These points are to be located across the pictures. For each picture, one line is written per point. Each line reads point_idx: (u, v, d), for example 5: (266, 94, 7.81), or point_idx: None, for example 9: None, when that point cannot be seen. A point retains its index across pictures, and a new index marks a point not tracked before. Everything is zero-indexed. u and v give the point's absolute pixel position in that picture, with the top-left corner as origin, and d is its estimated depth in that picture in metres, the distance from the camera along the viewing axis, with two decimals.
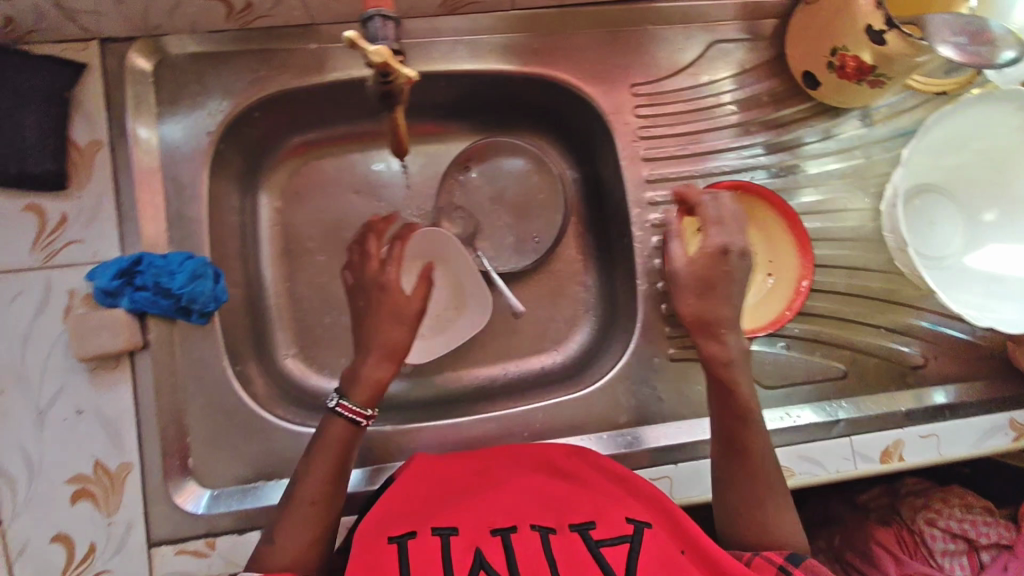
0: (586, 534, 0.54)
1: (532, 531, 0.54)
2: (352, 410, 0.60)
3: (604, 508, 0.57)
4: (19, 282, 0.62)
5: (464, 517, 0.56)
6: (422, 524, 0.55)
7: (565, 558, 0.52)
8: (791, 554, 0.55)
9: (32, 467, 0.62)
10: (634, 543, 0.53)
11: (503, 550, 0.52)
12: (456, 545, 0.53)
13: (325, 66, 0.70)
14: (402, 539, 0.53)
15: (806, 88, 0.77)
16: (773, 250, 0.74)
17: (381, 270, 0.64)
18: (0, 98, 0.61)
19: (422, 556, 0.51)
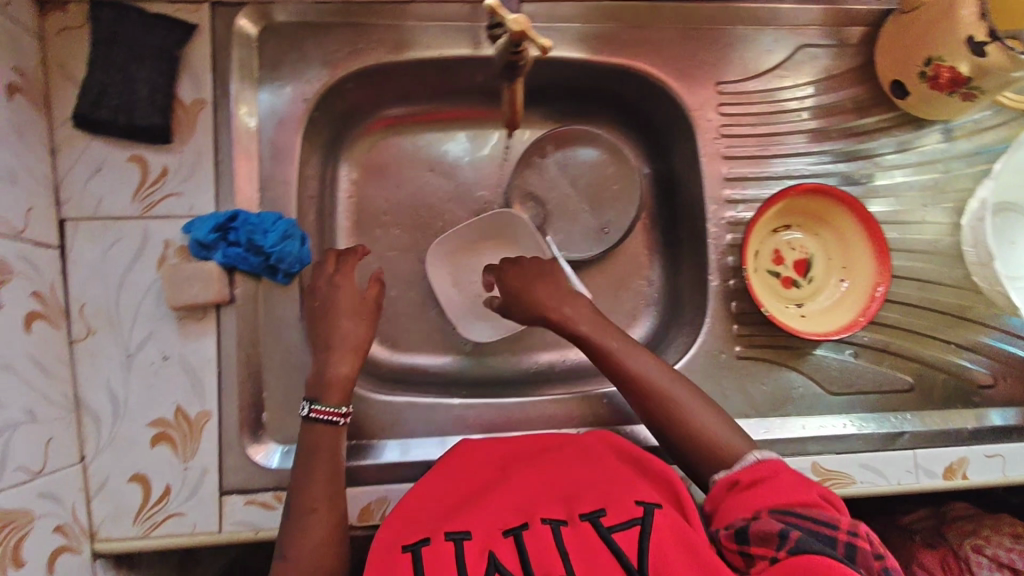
0: (598, 521, 0.51)
1: (544, 525, 0.52)
2: (327, 412, 0.60)
3: (616, 492, 0.55)
4: (118, 230, 0.64)
5: (476, 520, 0.53)
6: (434, 531, 0.53)
7: (580, 553, 0.49)
8: (742, 533, 0.50)
9: (117, 407, 0.64)
10: (646, 522, 0.51)
11: (518, 550, 0.50)
12: (469, 550, 0.50)
13: (420, 43, 0.72)
14: (414, 547, 0.51)
15: (894, 97, 0.77)
16: (849, 255, 0.75)
17: (333, 275, 0.68)
18: (117, 52, 0.63)
19: (434, 563, 0.49)
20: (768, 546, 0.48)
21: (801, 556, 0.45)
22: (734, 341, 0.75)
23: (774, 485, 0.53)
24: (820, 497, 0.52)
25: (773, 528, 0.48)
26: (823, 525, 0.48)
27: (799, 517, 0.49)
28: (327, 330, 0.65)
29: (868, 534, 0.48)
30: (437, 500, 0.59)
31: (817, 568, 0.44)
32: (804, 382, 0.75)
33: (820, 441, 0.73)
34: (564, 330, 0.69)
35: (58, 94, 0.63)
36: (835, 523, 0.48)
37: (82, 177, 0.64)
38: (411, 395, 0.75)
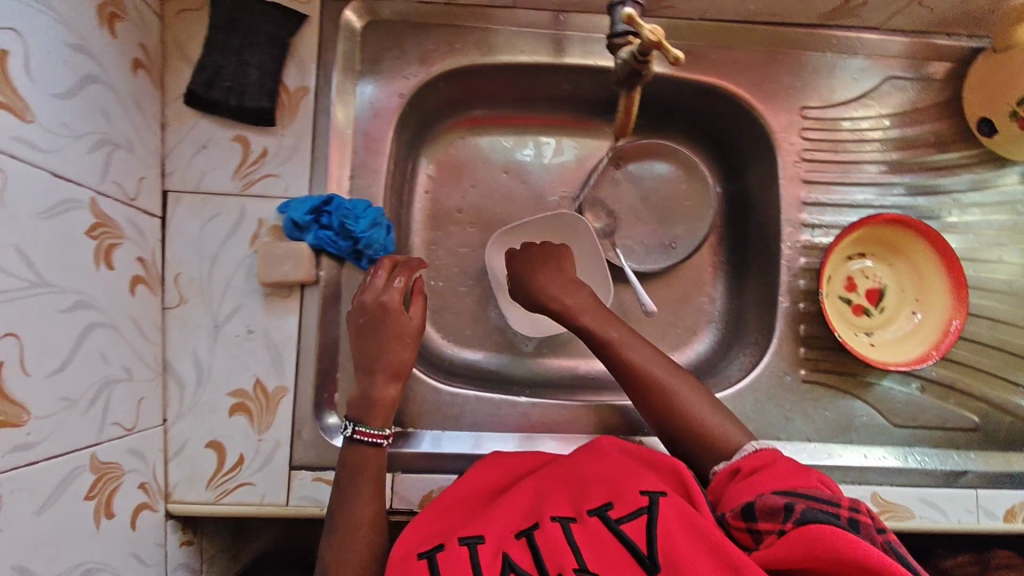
0: (607, 516, 0.50)
1: (554, 523, 0.50)
2: (371, 434, 0.59)
3: (620, 484, 0.53)
4: (217, 205, 0.66)
5: (490, 525, 0.52)
6: (448, 537, 0.52)
7: (592, 550, 0.48)
8: (746, 507, 0.49)
9: (200, 374, 0.65)
10: (652, 511, 0.49)
11: (531, 551, 0.48)
12: (484, 552, 0.49)
13: (514, 47, 0.74)
14: (430, 554, 0.50)
15: (981, 135, 0.76)
16: (922, 288, 0.75)
17: (381, 292, 0.64)
18: (234, 36, 0.66)
19: (449, 566, 0.48)
20: (774, 521, 0.47)
21: (806, 526, 0.45)
22: (800, 365, 0.75)
23: (771, 472, 0.52)
24: (819, 481, 0.51)
25: (778, 502, 0.48)
26: (825, 502, 0.48)
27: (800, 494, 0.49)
28: (371, 353, 0.62)
29: (868, 510, 0.48)
30: (457, 509, 0.58)
31: (821, 533, 0.44)
32: (868, 411, 0.75)
33: (883, 472, 0.72)
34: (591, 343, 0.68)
35: (174, 72, 0.66)
36: (836, 500, 0.48)
37: (187, 152, 0.66)
38: (476, 389, 0.76)
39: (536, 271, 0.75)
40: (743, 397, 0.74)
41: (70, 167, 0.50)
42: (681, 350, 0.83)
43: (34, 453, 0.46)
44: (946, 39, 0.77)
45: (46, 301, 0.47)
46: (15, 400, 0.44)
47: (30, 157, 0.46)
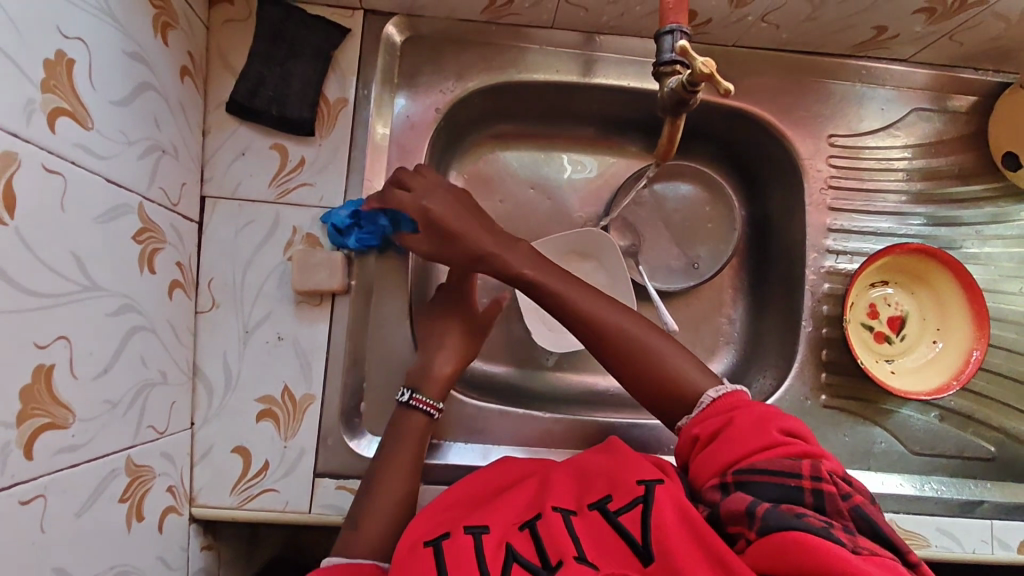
0: (605, 507, 0.50)
1: (555, 513, 0.50)
2: (427, 402, 0.64)
3: (620, 474, 0.53)
4: (253, 212, 0.67)
5: (497, 516, 0.52)
6: (456, 526, 0.52)
7: (591, 541, 0.48)
8: (715, 511, 0.49)
9: (229, 378, 0.66)
10: (648, 501, 0.49)
11: (533, 541, 0.49)
12: (488, 542, 0.49)
13: (550, 66, 0.75)
14: (436, 542, 0.51)
15: (1004, 168, 0.77)
16: (944, 318, 0.76)
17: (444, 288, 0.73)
18: (278, 48, 0.68)
19: (452, 559, 0.48)
20: (739, 526, 0.46)
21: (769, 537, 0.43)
22: (820, 390, 0.75)
23: (728, 441, 0.52)
24: (777, 436, 0.50)
25: (740, 506, 0.46)
26: (786, 482, 0.47)
27: (760, 474, 0.48)
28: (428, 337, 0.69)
29: (833, 474, 0.47)
30: (466, 500, 0.58)
31: (779, 543, 0.42)
32: (887, 438, 0.75)
33: (899, 499, 0.72)
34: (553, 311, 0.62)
35: (218, 81, 0.67)
36: (798, 471, 0.47)
37: (226, 159, 0.67)
38: (498, 403, 0.76)
39: (460, 217, 0.62)
40: None
41: (122, 173, 0.51)
42: None
43: (78, 455, 0.46)
44: (974, 73, 0.79)
45: (96, 305, 0.48)
46: (63, 402, 0.44)
47: (87, 163, 0.47)
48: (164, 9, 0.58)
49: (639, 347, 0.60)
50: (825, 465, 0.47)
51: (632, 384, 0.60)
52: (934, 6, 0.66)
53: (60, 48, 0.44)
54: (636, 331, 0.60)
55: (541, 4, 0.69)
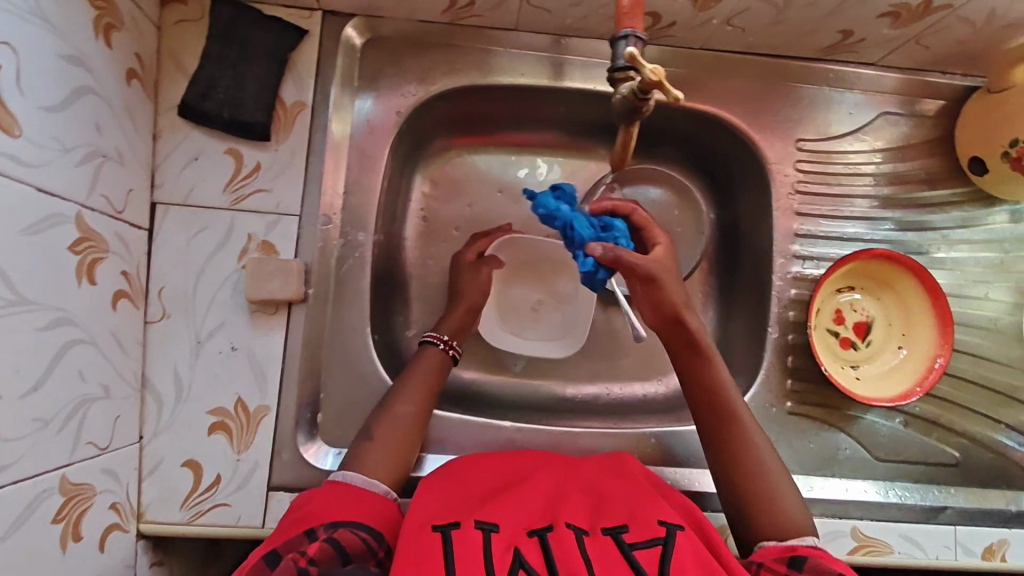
0: (620, 537, 0.50)
1: (568, 529, 0.50)
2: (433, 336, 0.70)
3: (639, 510, 0.54)
4: (205, 218, 0.65)
5: (505, 515, 0.52)
6: (465, 517, 0.51)
7: (602, 565, 0.47)
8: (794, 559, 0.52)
9: (180, 391, 0.64)
10: (668, 545, 0.50)
11: (542, 549, 0.48)
12: (496, 543, 0.48)
13: (515, 69, 0.73)
14: (445, 529, 0.49)
15: (971, 174, 0.77)
16: (909, 324, 0.76)
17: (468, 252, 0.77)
18: (230, 49, 0.66)
19: (461, 548, 0.47)
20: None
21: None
22: (786, 397, 0.75)
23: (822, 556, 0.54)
24: None
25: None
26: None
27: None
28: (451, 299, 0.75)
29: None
30: (463, 490, 0.57)
31: None
32: (852, 444, 0.75)
33: (863, 506, 0.73)
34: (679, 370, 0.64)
35: (168, 83, 0.65)
36: None
37: (177, 165, 0.65)
38: (462, 411, 0.75)
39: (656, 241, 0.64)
40: None
41: (55, 182, 0.49)
42: (666, 374, 0.83)
43: (4, 476, 0.45)
44: (942, 77, 0.78)
45: (24, 319, 0.46)
46: None
47: (15, 172, 0.45)
48: (107, 10, 0.56)
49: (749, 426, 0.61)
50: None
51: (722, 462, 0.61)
52: (900, 10, 0.65)
53: None
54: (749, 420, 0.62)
55: (504, 6, 0.68)
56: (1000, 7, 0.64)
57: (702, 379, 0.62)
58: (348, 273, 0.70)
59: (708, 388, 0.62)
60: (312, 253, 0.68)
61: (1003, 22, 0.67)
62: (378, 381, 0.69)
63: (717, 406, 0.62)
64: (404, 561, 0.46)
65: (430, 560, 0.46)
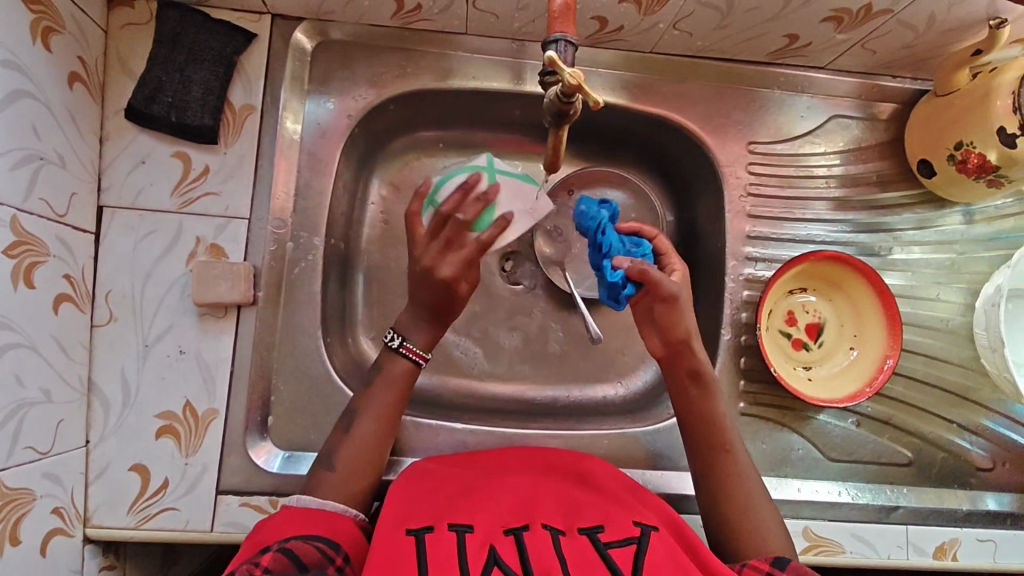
0: (596, 536, 0.50)
1: (544, 530, 0.50)
2: (413, 351, 0.65)
3: (613, 514, 0.54)
4: (154, 222, 0.65)
5: (480, 516, 0.51)
6: (439, 520, 0.51)
7: (578, 562, 0.47)
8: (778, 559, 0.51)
9: (127, 395, 0.64)
10: (641, 543, 0.49)
11: (518, 547, 0.47)
12: (471, 542, 0.48)
13: (467, 72, 0.74)
14: (419, 532, 0.49)
15: (921, 176, 0.78)
16: (861, 325, 0.77)
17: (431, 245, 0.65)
18: (177, 53, 0.66)
19: (434, 549, 0.46)
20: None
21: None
22: (739, 398, 0.76)
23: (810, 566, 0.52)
24: None
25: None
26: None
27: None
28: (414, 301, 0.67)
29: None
30: (446, 492, 0.57)
31: None
32: (804, 444, 0.76)
33: (817, 507, 0.73)
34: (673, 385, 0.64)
35: (116, 86, 0.65)
36: None
37: (125, 168, 0.65)
38: (416, 413, 0.75)
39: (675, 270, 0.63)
40: None
41: None
42: (625, 376, 0.84)
43: None
44: (892, 81, 0.79)
45: None
46: None
47: None
48: (45, 13, 0.56)
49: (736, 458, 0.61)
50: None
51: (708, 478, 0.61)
52: (841, 14, 0.66)
53: None
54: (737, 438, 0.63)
55: (450, 10, 0.68)
56: (939, 10, 0.65)
57: (695, 409, 0.63)
58: (299, 275, 0.70)
59: (702, 417, 0.63)
60: (261, 256, 0.68)
61: (943, 26, 0.67)
62: (330, 384, 0.69)
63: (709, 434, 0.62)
64: (375, 564, 0.45)
65: (404, 560, 0.45)
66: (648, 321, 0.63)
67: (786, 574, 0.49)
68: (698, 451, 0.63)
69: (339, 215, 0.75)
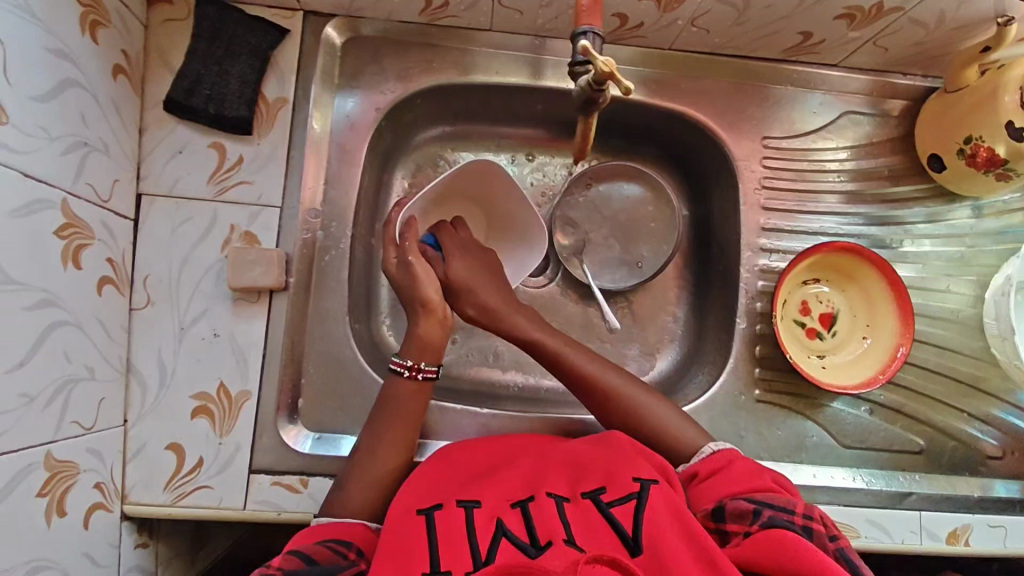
0: (598, 498, 0.53)
1: (549, 499, 0.52)
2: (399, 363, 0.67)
3: (615, 471, 0.56)
4: (190, 210, 0.68)
5: (488, 492, 0.54)
6: (448, 499, 0.54)
7: (582, 527, 0.50)
8: (716, 510, 0.55)
9: (164, 376, 0.66)
10: (642, 498, 0.52)
11: (524, 520, 0.50)
12: (479, 515, 0.51)
13: (490, 67, 0.76)
14: (428, 512, 0.52)
15: (932, 171, 0.80)
16: (873, 315, 0.79)
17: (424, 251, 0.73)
18: (215, 48, 0.69)
19: (444, 527, 0.50)
20: (741, 522, 0.52)
21: (769, 531, 0.50)
22: (755, 386, 0.77)
23: (730, 475, 0.58)
24: (771, 481, 0.57)
25: (746, 507, 0.53)
26: (784, 510, 0.53)
27: (764, 501, 0.54)
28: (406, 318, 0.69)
29: (822, 516, 0.53)
30: (460, 473, 0.59)
31: (786, 540, 0.48)
32: (819, 432, 0.77)
33: (831, 492, 0.75)
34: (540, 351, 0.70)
35: (156, 79, 0.68)
36: (793, 508, 0.53)
37: (164, 157, 0.67)
38: (440, 398, 0.77)
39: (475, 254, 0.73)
40: (698, 413, 0.76)
41: (40, 168, 0.51)
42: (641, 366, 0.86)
43: None
44: (903, 78, 0.81)
45: (11, 298, 0.49)
46: None
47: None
48: (93, 8, 0.59)
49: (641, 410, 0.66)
50: (818, 507, 0.54)
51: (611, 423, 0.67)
52: (854, 12, 0.68)
53: None
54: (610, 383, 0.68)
55: (476, 7, 0.71)
56: (949, 8, 0.67)
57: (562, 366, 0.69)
58: (329, 263, 0.72)
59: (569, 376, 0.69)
60: (293, 243, 0.70)
61: (953, 24, 0.70)
62: (356, 368, 0.71)
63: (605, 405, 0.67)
64: (390, 549, 0.49)
65: (415, 543, 0.49)
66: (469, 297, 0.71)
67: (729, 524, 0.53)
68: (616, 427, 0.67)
69: (366, 206, 0.78)
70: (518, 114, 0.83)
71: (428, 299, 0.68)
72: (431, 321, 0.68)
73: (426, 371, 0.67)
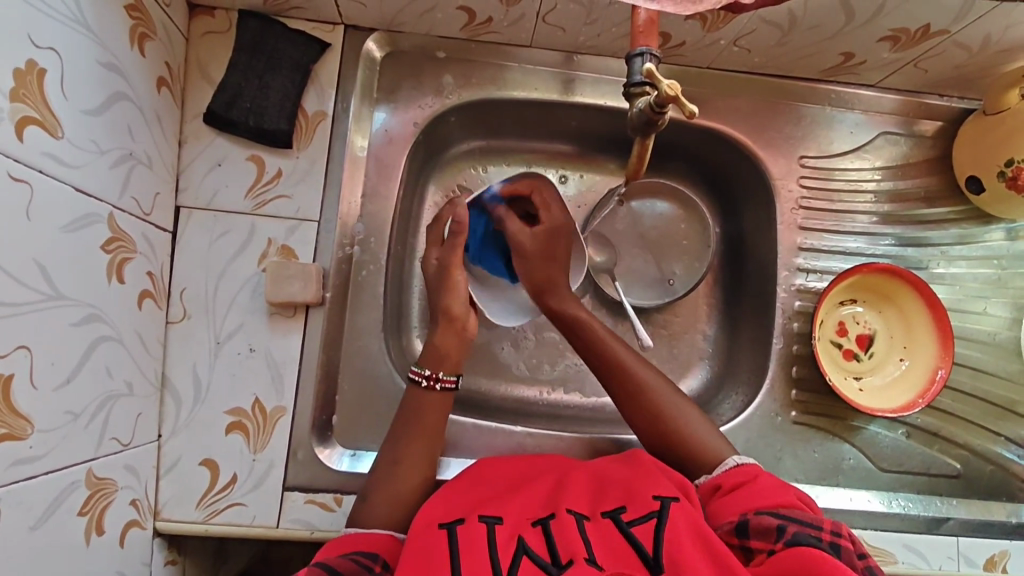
0: (619, 517, 0.51)
1: (569, 516, 0.51)
2: (414, 371, 0.64)
3: (635, 489, 0.54)
4: (227, 223, 0.67)
5: (508, 509, 0.52)
6: (469, 513, 0.52)
7: (601, 546, 0.48)
8: (739, 525, 0.51)
9: (198, 391, 0.65)
10: (662, 516, 0.50)
11: (545, 538, 0.49)
12: (501, 533, 0.49)
13: (528, 83, 0.76)
14: (450, 525, 0.50)
15: (969, 193, 0.79)
16: (910, 337, 0.79)
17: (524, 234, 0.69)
18: (256, 61, 0.68)
19: (465, 541, 0.48)
20: (765, 540, 0.49)
21: (795, 548, 0.47)
22: (791, 407, 0.77)
23: (754, 487, 0.55)
24: (798, 498, 0.54)
25: (768, 524, 0.50)
26: (809, 526, 0.50)
27: (790, 516, 0.51)
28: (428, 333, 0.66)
29: (848, 534, 0.51)
30: (481, 488, 0.57)
31: (813, 556, 0.45)
32: (855, 454, 0.77)
33: (867, 516, 0.74)
34: (575, 329, 0.68)
35: (196, 91, 0.67)
36: (820, 523, 0.51)
37: (203, 170, 0.67)
38: (472, 416, 0.75)
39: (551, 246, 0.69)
40: (735, 434, 0.75)
41: (90, 182, 0.51)
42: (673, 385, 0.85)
43: (36, 466, 0.46)
44: (939, 99, 0.81)
45: (60, 314, 0.48)
46: (22, 413, 0.44)
47: (55, 172, 0.47)
48: (141, 20, 0.58)
49: (676, 413, 0.63)
50: (845, 524, 0.51)
51: (634, 414, 0.65)
52: (898, 35, 0.68)
53: (31, 57, 0.44)
54: (638, 367, 0.66)
55: (519, 24, 0.71)
56: (995, 32, 0.67)
57: (595, 342, 0.67)
58: (365, 278, 0.72)
59: (601, 351, 0.66)
60: (330, 258, 0.69)
61: (996, 48, 0.70)
62: (390, 383, 0.70)
63: (642, 405, 0.64)
64: (410, 562, 0.47)
65: (433, 554, 0.47)
66: (553, 264, 0.69)
67: (753, 541, 0.50)
68: (642, 427, 0.64)
69: (400, 220, 0.77)
70: (550, 129, 0.83)
71: (451, 307, 0.65)
72: (448, 330, 0.65)
73: (443, 382, 0.64)
